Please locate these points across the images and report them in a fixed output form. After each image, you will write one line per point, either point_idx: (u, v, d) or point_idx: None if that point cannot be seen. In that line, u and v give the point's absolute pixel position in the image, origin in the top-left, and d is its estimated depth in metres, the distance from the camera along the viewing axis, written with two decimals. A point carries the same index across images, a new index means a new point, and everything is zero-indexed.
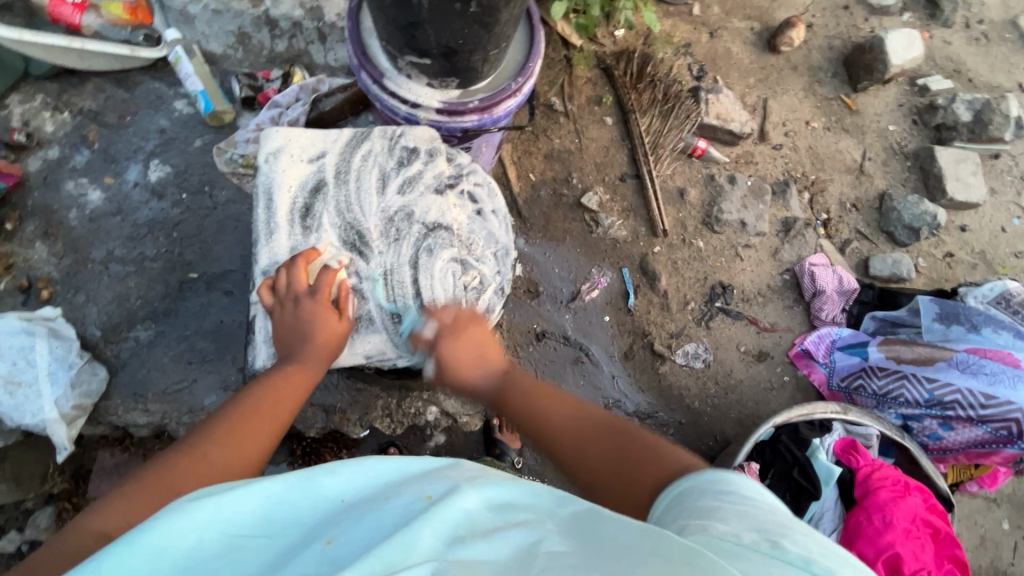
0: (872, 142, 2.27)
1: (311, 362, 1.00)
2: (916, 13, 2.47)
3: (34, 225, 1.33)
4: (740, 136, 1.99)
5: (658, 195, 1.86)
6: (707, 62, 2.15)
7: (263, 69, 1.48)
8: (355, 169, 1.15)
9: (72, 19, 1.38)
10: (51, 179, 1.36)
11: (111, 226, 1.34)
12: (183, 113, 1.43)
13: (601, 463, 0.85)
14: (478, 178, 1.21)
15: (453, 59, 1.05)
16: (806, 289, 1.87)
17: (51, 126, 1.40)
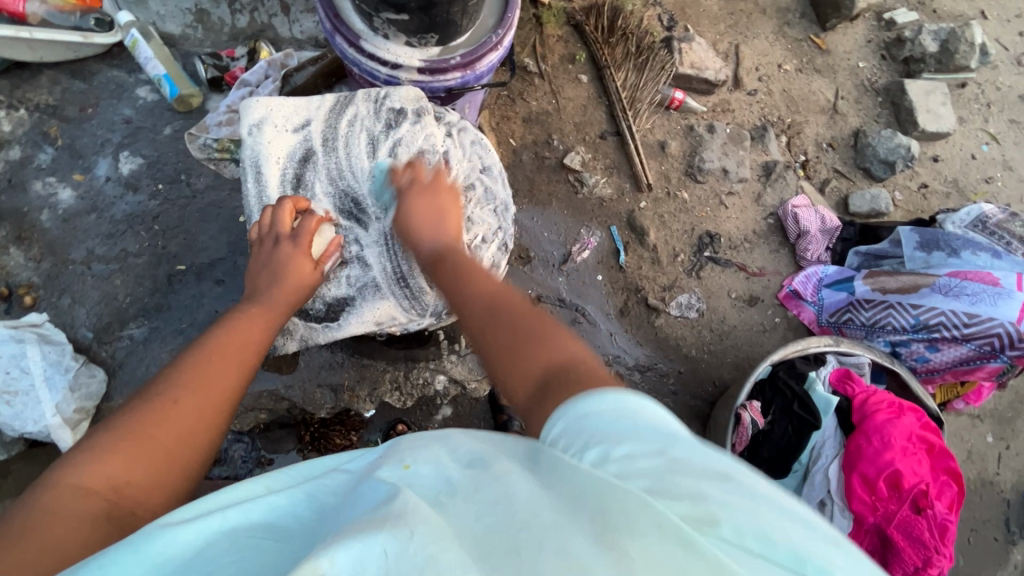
0: (844, 81, 2.29)
1: (274, 300, 0.98)
2: None
3: (5, 230, 1.28)
4: (715, 84, 1.99)
5: (639, 150, 1.86)
6: (677, 11, 2.12)
7: (226, 48, 1.42)
8: (343, 134, 1.13)
9: (15, 6, 1.27)
10: (16, 180, 1.30)
11: (88, 224, 1.29)
12: (148, 101, 1.37)
13: (506, 343, 0.79)
14: (470, 137, 1.19)
15: (431, 13, 1.03)
16: (789, 231, 1.91)
17: (8, 125, 1.33)
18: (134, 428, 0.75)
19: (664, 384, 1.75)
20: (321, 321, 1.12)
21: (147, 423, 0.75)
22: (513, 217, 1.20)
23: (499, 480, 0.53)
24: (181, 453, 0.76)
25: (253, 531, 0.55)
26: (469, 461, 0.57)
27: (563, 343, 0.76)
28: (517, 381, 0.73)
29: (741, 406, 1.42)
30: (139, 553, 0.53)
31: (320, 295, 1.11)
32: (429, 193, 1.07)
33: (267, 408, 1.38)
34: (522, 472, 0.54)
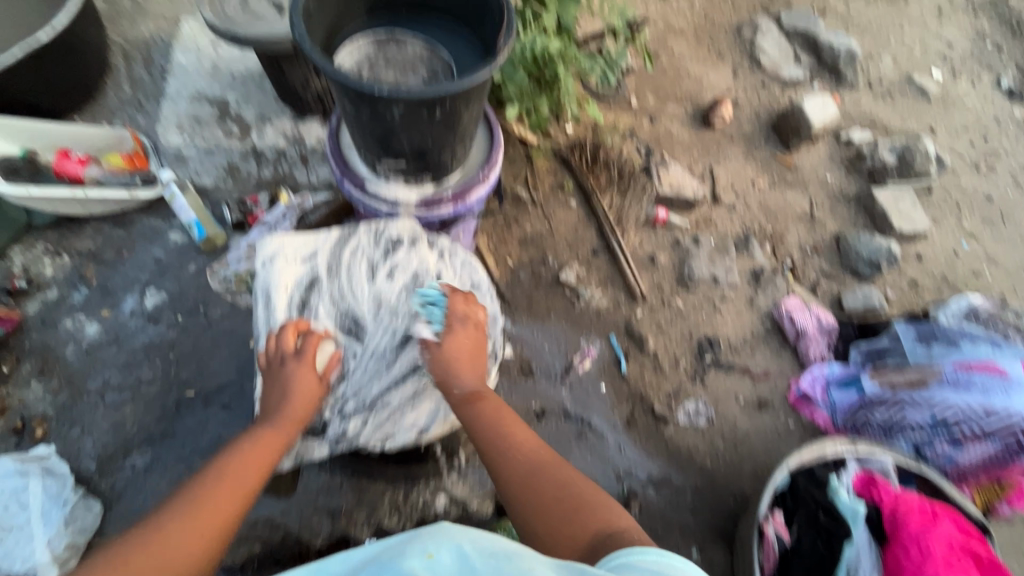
0: (816, 192, 2.48)
1: (285, 424, 1.06)
2: (824, 81, 2.84)
3: (30, 364, 1.35)
4: (695, 199, 2.15)
5: (629, 262, 1.98)
6: (653, 143, 2.39)
7: (251, 194, 1.57)
8: (345, 263, 1.23)
9: (75, 172, 1.44)
10: (48, 318, 1.40)
11: (107, 356, 1.37)
12: (178, 243, 1.50)
13: (541, 495, 0.96)
14: (461, 258, 1.28)
15: (426, 158, 1.18)
16: (787, 331, 1.94)
17: (51, 270, 1.45)
18: (123, 561, 0.79)
19: (681, 500, 1.66)
20: (316, 434, 1.17)
21: (142, 551, 0.81)
22: (501, 327, 1.27)
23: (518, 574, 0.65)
24: None
25: None
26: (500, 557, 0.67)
27: (575, 484, 0.97)
28: (562, 544, 0.87)
29: (763, 520, 1.36)
30: None
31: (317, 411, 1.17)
32: (463, 334, 1.16)
33: (262, 537, 1.35)
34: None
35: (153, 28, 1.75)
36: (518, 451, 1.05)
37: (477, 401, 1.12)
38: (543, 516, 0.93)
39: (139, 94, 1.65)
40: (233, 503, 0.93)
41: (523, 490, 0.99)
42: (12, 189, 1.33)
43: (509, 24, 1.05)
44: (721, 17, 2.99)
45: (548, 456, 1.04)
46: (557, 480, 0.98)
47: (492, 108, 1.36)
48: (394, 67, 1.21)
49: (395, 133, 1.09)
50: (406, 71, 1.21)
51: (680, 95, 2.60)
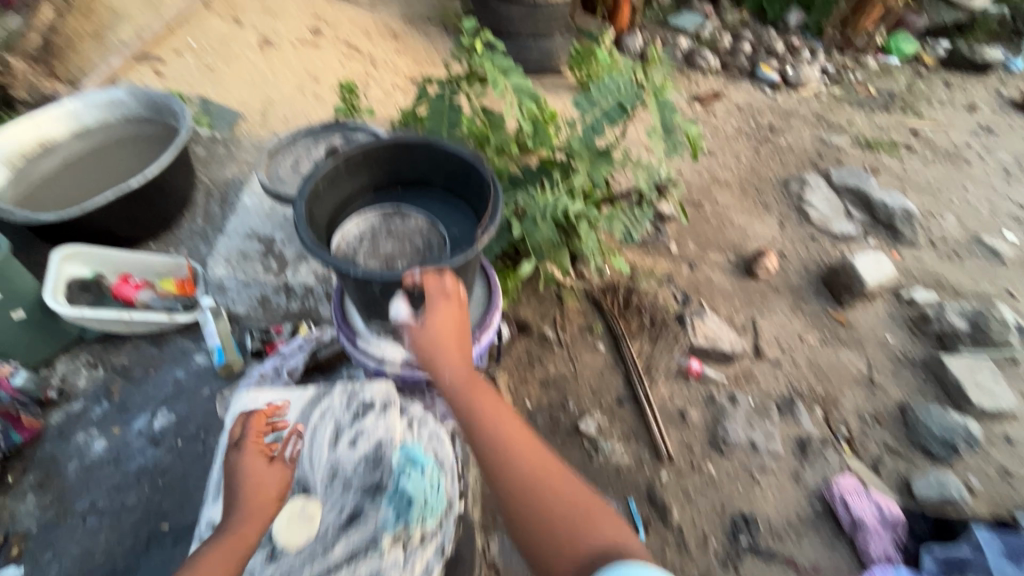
0: (874, 354, 2.28)
1: (246, 524, 1.01)
2: (880, 237, 2.76)
3: (33, 476, 1.34)
4: (733, 353, 2.06)
5: (657, 418, 1.86)
6: (690, 290, 2.36)
7: (276, 323, 1.55)
8: (312, 424, 1.25)
9: (130, 294, 1.48)
10: (64, 431, 1.41)
11: (102, 475, 1.35)
12: (201, 365, 1.51)
13: (540, 502, 0.91)
14: (430, 430, 1.27)
15: None
16: (843, 520, 1.68)
17: (83, 381, 1.47)
18: None
19: None
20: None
21: None
22: (456, 516, 1.18)
23: None
24: None
25: None
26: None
27: (574, 497, 0.92)
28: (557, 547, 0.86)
29: None
30: None
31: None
32: (449, 308, 1.06)
33: None
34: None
35: (236, 169, 1.94)
36: (514, 443, 0.97)
37: (468, 390, 1.02)
38: (542, 526, 0.89)
39: (208, 226, 1.75)
40: None
41: (519, 488, 0.92)
42: (68, 309, 1.36)
43: (495, 207, 1.10)
44: (769, 172, 3.07)
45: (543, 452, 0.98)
46: (555, 490, 0.92)
47: (493, 268, 1.38)
48: (396, 234, 1.24)
49: (380, 302, 1.13)
50: (406, 238, 1.24)
51: (722, 244, 2.61)
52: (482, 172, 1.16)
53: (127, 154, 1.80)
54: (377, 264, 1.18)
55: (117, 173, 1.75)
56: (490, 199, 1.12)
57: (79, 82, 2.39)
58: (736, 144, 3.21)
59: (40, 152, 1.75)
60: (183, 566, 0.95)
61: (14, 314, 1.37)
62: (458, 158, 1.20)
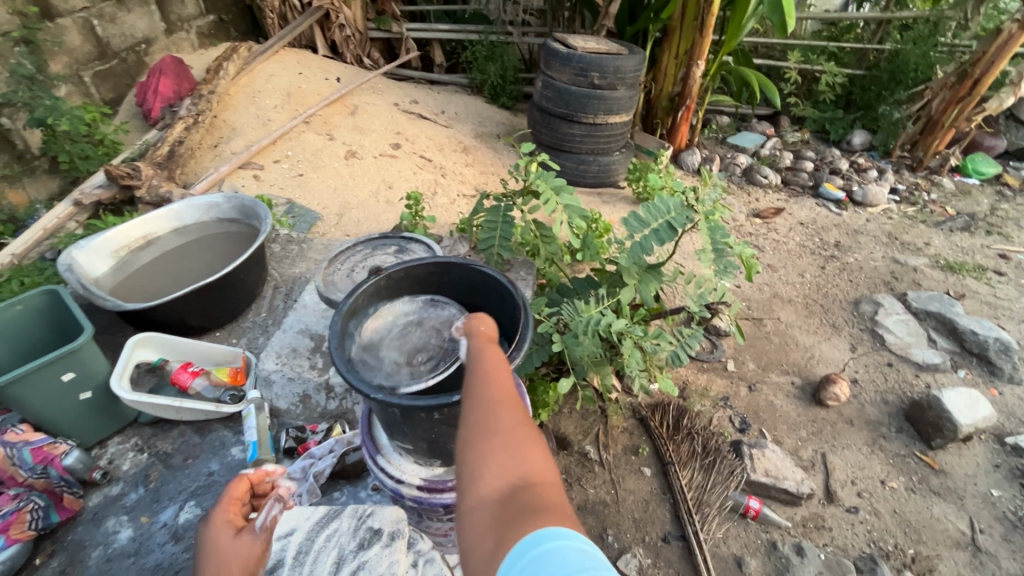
0: (977, 509, 1.95)
1: None
2: (972, 369, 2.49)
3: (58, 560, 1.34)
4: (799, 495, 1.84)
5: (710, 564, 1.64)
6: (750, 414, 2.18)
7: (313, 423, 1.57)
8: (316, 549, 1.17)
9: (185, 382, 1.55)
10: (98, 514, 1.42)
11: (120, 568, 1.32)
12: (235, 458, 1.53)
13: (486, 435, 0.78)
14: (435, 570, 1.19)
15: (434, 448, 1.12)
16: None
17: (127, 464, 1.53)
18: None
19: None
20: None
21: None
22: None
23: None
24: None
25: None
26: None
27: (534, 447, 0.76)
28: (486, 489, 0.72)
29: None
30: None
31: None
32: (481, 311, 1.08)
33: None
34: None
35: (305, 267, 2.10)
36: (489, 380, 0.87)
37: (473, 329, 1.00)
38: (479, 452, 0.76)
39: (269, 319, 1.88)
40: None
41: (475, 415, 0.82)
42: (128, 393, 1.43)
43: (524, 333, 1.09)
44: (837, 290, 2.92)
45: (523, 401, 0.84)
46: (515, 432, 0.77)
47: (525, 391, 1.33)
48: (425, 322, 1.22)
49: (399, 424, 1.08)
50: (434, 327, 1.21)
51: (785, 365, 2.45)
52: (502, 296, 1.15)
53: (214, 249, 2.01)
54: (398, 354, 1.15)
55: (202, 267, 1.96)
56: (518, 324, 1.12)
57: (191, 183, 2.76)
58: (801, 260, 3.12)
59: (143, 245, 2.00)
60: None
61: (82, 395, 1.47)
62: (493, 281, 1.23)
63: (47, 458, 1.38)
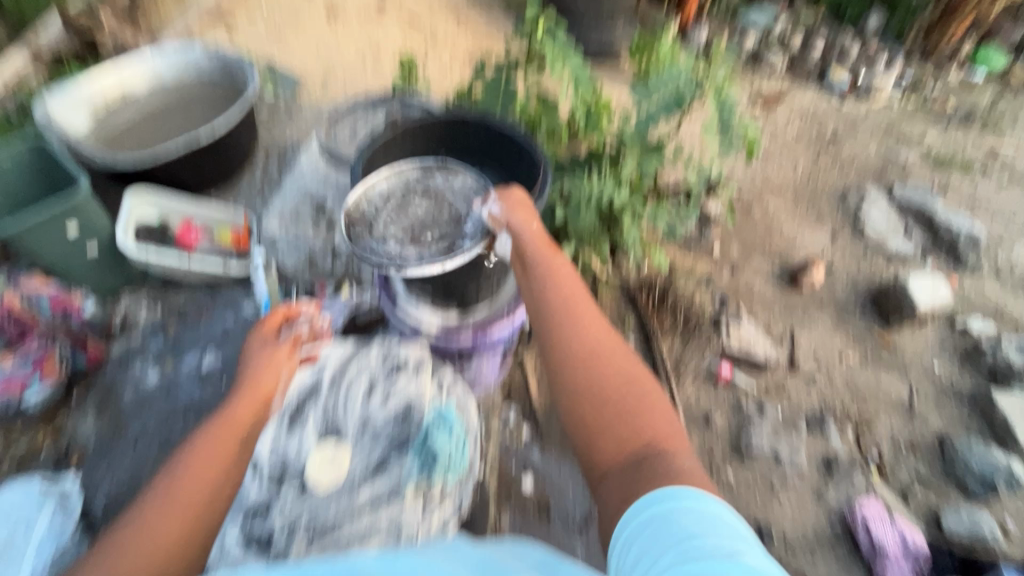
0: (918, 380, 2.19)
1: (252, 395, 1.21)
2: (940, 260, 2.63)
3: (93, 398, 1.49)
4: (766, 363, 2.03)
5: (681, 418, 1.86)
6: (730, 294, 2.32)
7: (320, 282, 1.62)
8: (349, 379, 1.44)
9: (190, 241, 1.62)
10: (123, 360, 1.54)
11: (155, 405, 1.47)
12: (248, 315, 1.60)
13: (605, 401, 1.04)
14: (453, 395, 1.42)
15: (449, 289, 1.37)
16: (861, 542, 1.67)
17: (142, 317, 1.60)
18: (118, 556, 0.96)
19: None
20: (263, 545, 1.26)
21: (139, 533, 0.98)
22: (471, 485, 1.35)
23: None
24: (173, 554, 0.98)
25: None
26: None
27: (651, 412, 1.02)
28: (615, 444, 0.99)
29: None
30: None
31: (268, 520, 1.29)
32: (529, 216, 1.26)
33: None
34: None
35: (295, 133, 2.03)
36: (591, 342, 1.12)
37: (546, 261, 1.21)
38: (607, 414, 1.02)
39: (265, 185, 1.88)
40: (219, 475, 1.09)
41: (584, 373, 1.08)
42: (136, 249, 1.54)
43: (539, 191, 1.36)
44: (827, 181, 2.95)
45: (626, 360, 1.10)
46: (628, 399, 1.04)
47: None
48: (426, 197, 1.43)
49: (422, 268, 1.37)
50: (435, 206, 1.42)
51: (768, 251, 2.54)
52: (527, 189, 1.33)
53: (199, 107, 1.92)
54: (402, 233, 1.37)
55: (193, 124, 1.89)
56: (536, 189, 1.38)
57: (159, 37, 2.53)
58: (795, 150, 3.09)
59: (120, 102, 1.89)
60: (199, 434, 1.14)
61: (88, 249, 1.52)
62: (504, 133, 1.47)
63: (65, 308, 1.49)
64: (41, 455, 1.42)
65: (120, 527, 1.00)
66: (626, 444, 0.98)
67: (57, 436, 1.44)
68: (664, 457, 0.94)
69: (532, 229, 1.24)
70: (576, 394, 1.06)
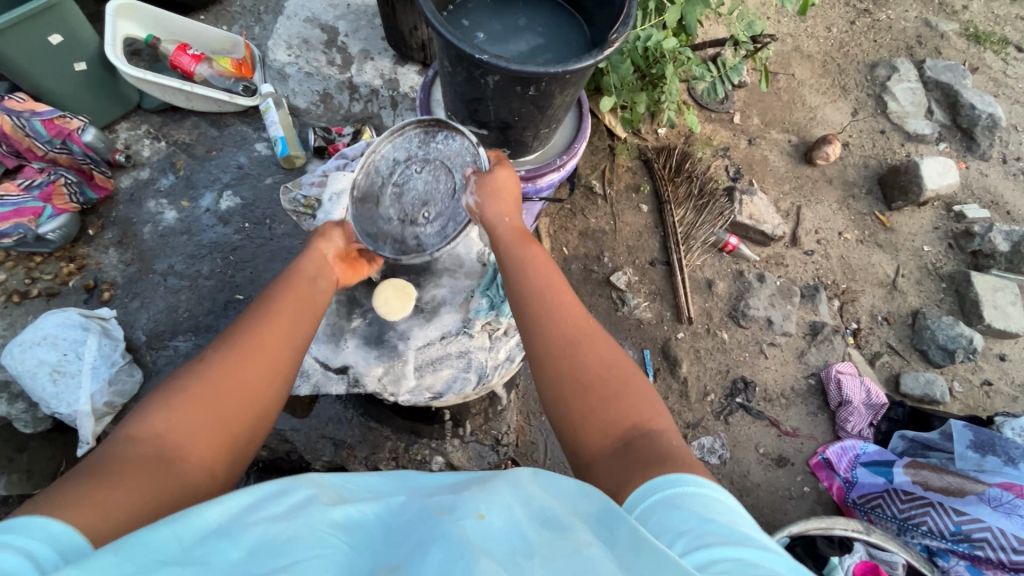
0: (906, 260, 2.28)
1: (310, 266, 1.05)
2: (952, 143, 2.59)
3: (111, 233, 1.56)
4: (771, 236, 2.07)
5: (685, 282, 1.94)
6: (744, 166, 2.28)
7: (337, 126, 1.69)
8: None
9: (188, 67, 1.62)
10: (136, 196, 1.60)
11: (177, 243, 1.55)
12: (261, 154, 1.67)
13: (584, 381, 0.83)
14: None
15: (506, 133, 1.32)
16: (832, 398, 1.87)
17: (147, 152, 1.66)
18: (190, 390, 0.78)
19: None
20: (338, 371, 1.33)
21: (206, 383, 0.79)
22: None
23: (582, 551, 0.55)
24: (248, 404, 0.81)
25: (328, 525, 0.60)
26: (609, 523, 0.59)
27: (641, 394, 0.82)
28: (593, 431, 0.79)
29: None
30: (279, 499, 0.63)
31: (343, 352, 1.33)
32: (507, 185, 1.15)
33: (269, 446, 1.46)
34: (601, 547, 0.56)
35: None
36: (566, 318, 0.91)
37: (521, 249, 1.04)
38: (582, 393, 0.82)
39: (261, 7, 1.83)
40: (295, 330, 0.91)
41: (562, 357, 0.87)
42: (133, 71, 1.51)
43: (628, 8, 1.11)
44: (858, 49, 2.74)
45: (613, 346, 0.89)
46: (610, 375, 0.84)
47: (586, 97, 1.49)
48: (428, 161, 1.29)
49: (485, 98, 1.21)
50: (436, 166, 1.28)
51: (787, 123, 2.44)
52: (513, 172, 1.18)
53: None
54: (401, 209, 1.27)
55: None
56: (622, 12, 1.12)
57: None
58: (832, 11, 2.82)
59: None
60: (265, 291, 0.97)
61: (77, 66, 1.51)
62: None
63: (62, 132, 1.48)
64: (70, 286, 1.49)
65: (209, 349, 0.85)
66: (613, 436, 0.77)
67: (80, 270, 1.51)
68: (656, 447, 0.74)
69: (506, 223, 1.10)
70: (553, 376, 0.86)
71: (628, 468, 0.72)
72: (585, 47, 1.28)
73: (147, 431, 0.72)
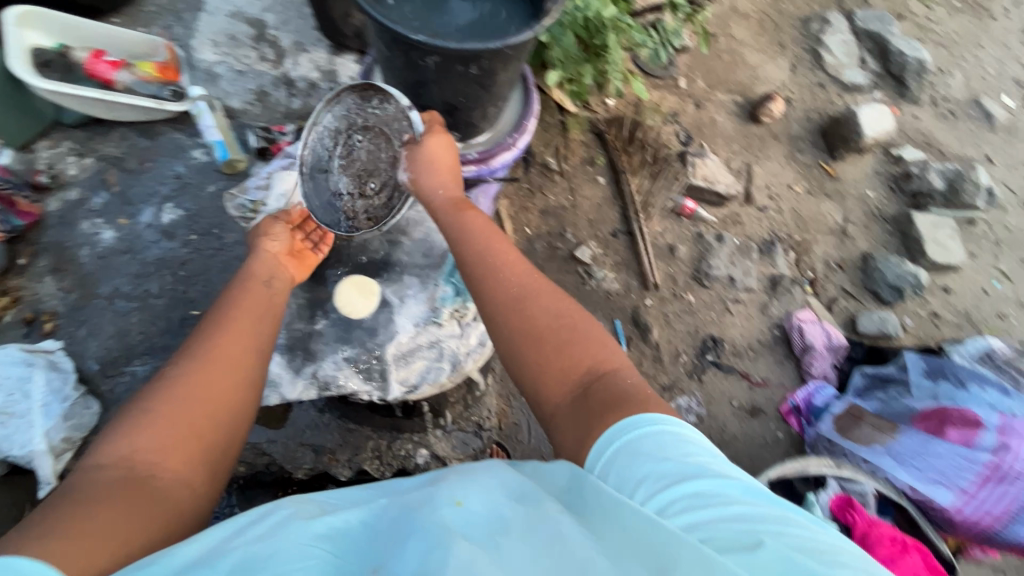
0: (852, 207, 2.38)
1: (258, 268, 1.09)
2: (886, 90, 2.69)
3: (46, 260, 1.46)
4: (725, 196, 2.11)
5: (648, 249, 1.98)
6: (694, 130, 2.31)
7: (277, 124, 1.63)
8: None
9: (107, 74, 1.52)
10: (68, 218, 1.50)
11: (120, 263, 1.47)
12: (200, 161, 1.59)
13: (535, 333, 0.84)
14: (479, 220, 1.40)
15: (454, 115, 1.29)
16: (796, 345, 1.95)
17: (74, 170, 1.55)
18: (154, 408, 0.78)
19: None
20: (307, 375, 1.29)
21: (171, 398, 0.80)
22: None
23: (548, 523, 0.56)
24: (218, 415, 0.82)
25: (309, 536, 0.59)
26: (580, 491, 0.61)
27: (593, 337, 0.83)
28: (551, 380, 0.80)
29: None
30: (253, 523, 0.62)
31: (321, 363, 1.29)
32: (443, 151, 1.15)
33: (247, 461, 1.41)
34: (570, 515, 0.58)
35: None
36: (513, 275, 0.93)
37: (461, 219, 1.06)
38: (535, 346, 0.83)
39: (180, 5, 1.72)
40: (253, 338, 0.94)
41: (512, 314, 0.88)
42: (46, 83, 1.41)
43: None
44: (792, 6, 2.80)
45: (559, 294, 0.90)
46: (559, 323, 0.85)
47: (530, 71, 1.47)
48: (368, 129, 1.27)
49: (428, 81, 1.18)
50: (375, 135, 1.26)
51: (730, 84, 2.48)
52: (447, 140, 1.17)
53: None
54: (349, 181, 1.27)
55: None
56: None
57: None
58: None
59: None
60: (219, 302, 0.99)
61: None
62: None
63: None
64: (8, 321, 1.40)
65: (172, 367, 0.86)
66: (572, 381, 0.78)
67: (16, 303, 1.42)
68: (614, 385, 0.75)
69: (440, 195, 1.11)
70: (508, 332, 0.86)
71: (590, 409, 0.73)
72: (528, 19, 1.26)
73: (114, 454, 0.72)
